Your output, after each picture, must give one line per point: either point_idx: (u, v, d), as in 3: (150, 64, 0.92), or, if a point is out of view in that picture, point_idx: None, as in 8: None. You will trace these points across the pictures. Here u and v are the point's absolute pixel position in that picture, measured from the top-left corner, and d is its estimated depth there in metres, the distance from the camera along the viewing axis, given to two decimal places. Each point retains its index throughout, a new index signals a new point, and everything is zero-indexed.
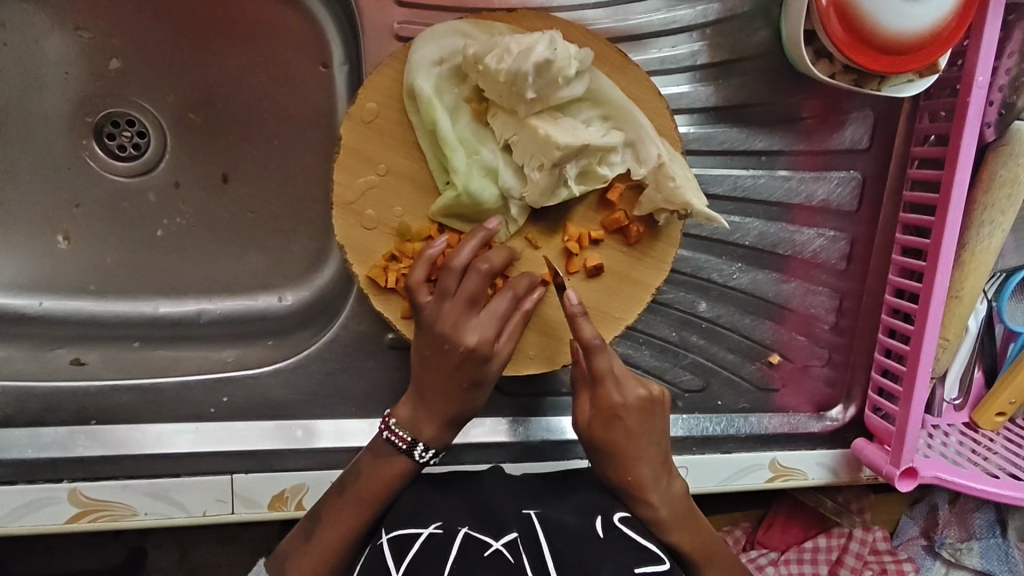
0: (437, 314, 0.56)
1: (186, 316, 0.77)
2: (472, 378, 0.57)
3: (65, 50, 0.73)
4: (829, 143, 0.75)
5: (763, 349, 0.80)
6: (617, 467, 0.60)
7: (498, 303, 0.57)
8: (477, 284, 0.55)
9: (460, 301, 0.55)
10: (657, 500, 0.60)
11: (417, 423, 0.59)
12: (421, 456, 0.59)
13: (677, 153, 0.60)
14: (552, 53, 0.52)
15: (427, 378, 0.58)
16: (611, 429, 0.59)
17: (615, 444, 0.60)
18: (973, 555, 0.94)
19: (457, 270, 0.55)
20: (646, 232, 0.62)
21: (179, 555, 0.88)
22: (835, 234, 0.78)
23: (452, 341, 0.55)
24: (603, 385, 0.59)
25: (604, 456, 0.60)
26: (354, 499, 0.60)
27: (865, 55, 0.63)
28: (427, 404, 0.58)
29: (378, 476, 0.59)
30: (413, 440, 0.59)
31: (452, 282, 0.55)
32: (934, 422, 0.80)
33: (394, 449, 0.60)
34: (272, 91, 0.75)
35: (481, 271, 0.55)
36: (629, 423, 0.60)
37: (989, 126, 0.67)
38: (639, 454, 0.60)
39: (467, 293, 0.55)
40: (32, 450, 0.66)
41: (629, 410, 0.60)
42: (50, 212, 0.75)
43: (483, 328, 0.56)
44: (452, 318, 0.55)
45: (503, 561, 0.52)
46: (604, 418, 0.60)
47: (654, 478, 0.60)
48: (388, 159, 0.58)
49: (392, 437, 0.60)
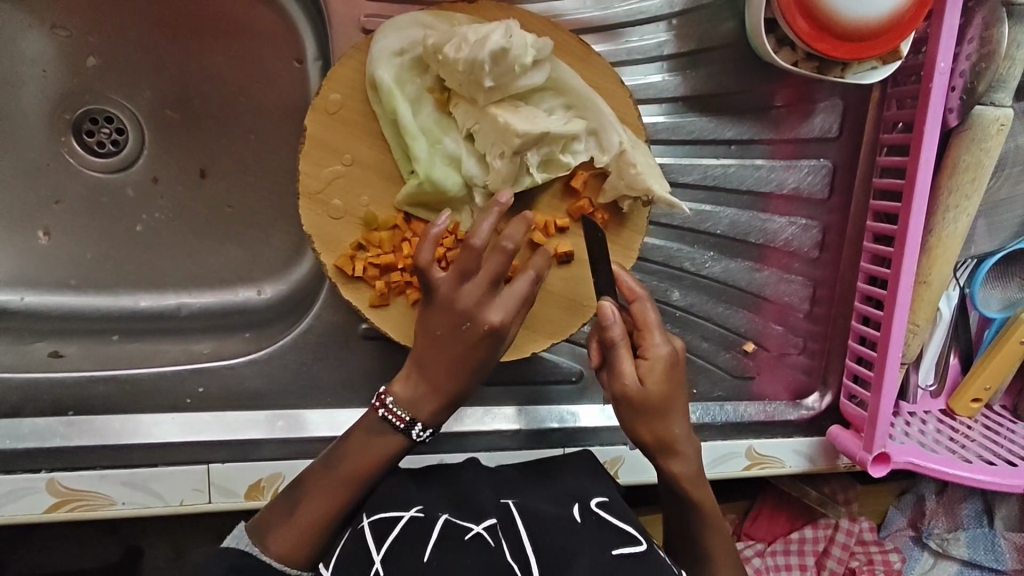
0: (456, 293, 0.55)
1: (165, 310, 0.78)
2: (486, 357, 0.57)
3: (42, 49, 0.74)
4: (800, 131, 0.76)
5: (738, 337, 0.80)
6: (661, 422, 0.55)
7: (521, 284, 0.56)
8: (500, 264, 0.55)
9: (483, 280, 0.54)
10: (691, 453, 0.58)
11: (417, 403, 0.58)
12: (418, 436, 0.59)
13: (639, 141, 0.61)
14: (508, 42, 0.53)
15: (434, 356, 0.57)
16: (664, 387, 0.54)
17: (667, 397, 0.54)
18: (960, 545, 0.94)
19: (477, 247, 0.54)
20: (611, 219, 0.63)
21: (164, 545, 0.89)
22: (807, 223, 0.78)
23: (474, 320, 0.55)
24: (647, 337, 0.55)
25: (650, 412, 0.54)
26: (342, 477, 0.59)
27: (825, 42, 0.63)
28: (432, 383, 0.57)
29: (367, 453, 0.59)
30: (411, 421, 0.58)
31: (472, 261, 0.54)
32: (910, 409, 0.81)
33: (391, 426, 0.59)
34: (247, 87, 0.76)
35: (509, 250, 0.54)
36: (675, 372, 0.55)
37: (952, 112, 0.68)
38: (680, 407, 0.56)
39: (492, 271, 0.54)
40: (9, 440, 0.66)
41: (675, 359, 0.55)
42: (31, 209, 0.76)
43: (505, 308, 0.55)
44: (474, 296, 0.55)
45: (483, 544, 0.53)
46: (654, 371, 0.54)
47: (688, 437, 0.57)
48: (352, 149, 0.59)
49: (388, 416, 0.58)
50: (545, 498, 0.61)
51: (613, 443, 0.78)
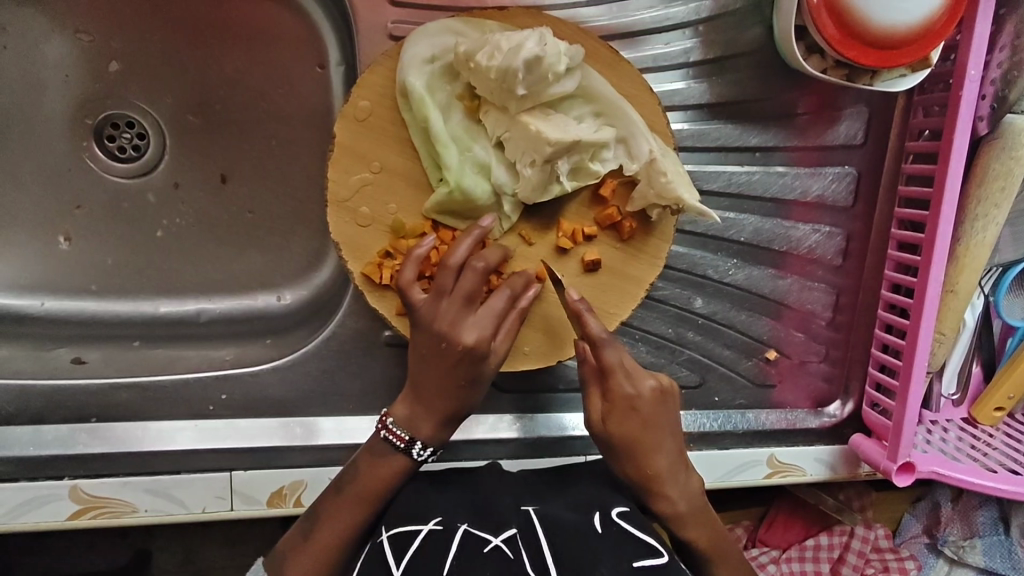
0: (433, 313, 0.55)
1: (186, 315, 0.78)
2: (469, 377, 0.57)
3: (65, 53, 0.74)
4: (825, 138, 0.75)
5: (760, 344, 0.80)
6: (633, 462, 0.58)
7: (496, 301, 0.57)
8: (474, 282, 0.56)
9: (458, 299, 0.55)
10: (676, 494, 0.59)
11: (415, 422, 0.59)
12: (419, 455, 0.59)
13: (669, 149, 0.60)
14: (542, 50, 0.52)
15: (425, 376, 0.57)
16: (627, 426, 0.57)
17: (632, 437, 0.57)
18: (976, 552, 0.93)
19: (453, 268, 0.56)
20: (639, 228, 0.62)
21: (182, 552, 0.89)
22: (831, 230, 0.78)
23: (448, 339, 0.55)
24: (613, 379, 0.57)
25: (619, 450, 0.58)
26: (354, 498, 0.59)
27: (856, 49, 0.63)
28: (425, 403, 0.58)
29: (376, 473, 0.59)
30: (411, 439, 0.59)
31: (448, 280, 0.55)
32: (932, 417, 0.80)
33: (392, 447, 0.60)
34: (269, 92, 0.76)
35: (477, 268, 0.56)
36: (642, 414, 0.57)
37: (982, 120, 0.67)
38: (653, 447, 0.58)
39: (463, 291, 0.55)
40: (33, 447, 0.66)
41: (642, 401, 0.58)
42: (52, 213, 0.76)
43: (480, 326, 0.56)
44: (450, 316, 0.55)
45: (503, 556, 0.53)
46: (618, 411, 0.57)
47: (671, 477, 0.59)
48: (382, 157, 0.58)
49: (389, 436, 0.59)
50: (566, 506, 0.60)
51: None
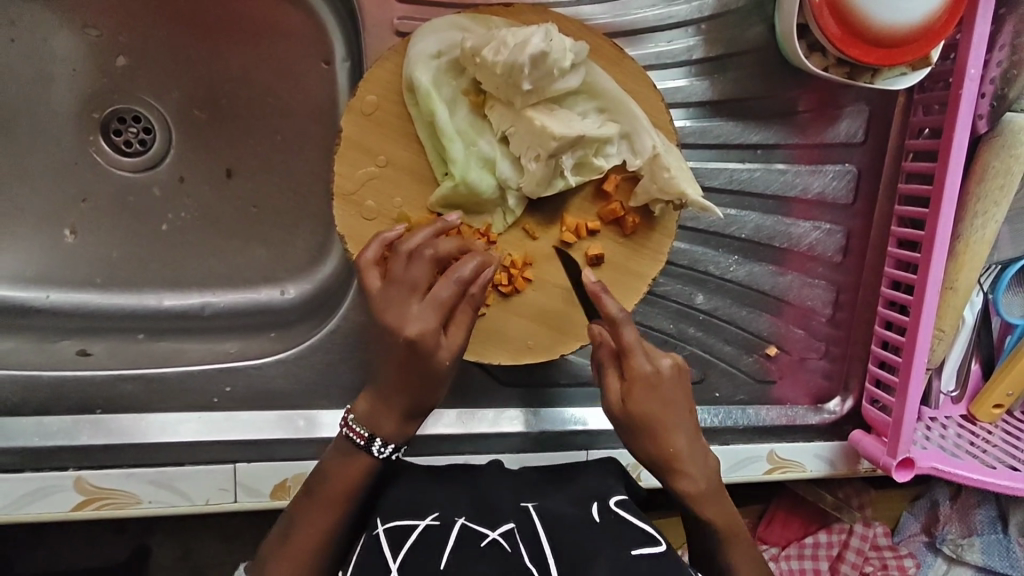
0: (382, 303, 0.55)
1: (190, 309, 0.78)
2: (419, 370, 0.55)
3: (72, 47, 0.74)
4: (825, 136, 0.76)
5: (760, 341, 0.81)
6: (654, 443, 0.56)
7: (442, 291, 0.55)
8: (421, 271, 0.55)
9: (402, 288, 0.54)
10: (695, 471, 0.57)
11: (375, 418, 0.59)
12: (380, 452, 0.59)
13: (672, 145, 0.61)
14: (547, 45, 0.53)
15: (380, 367, 0.57)
16: (647, 404, 0.56)
17: (654, 416, 0.56)
18: (974, 551, 0.93)
19: (402, 256, 0.55)
20: (642, 223, 0.63)
21: (185, 546, 0.89)
22: (831, 227, 0.79)
23: (391, 329, 0.54)
24: (630, 359, 0.56)
25: (643, 430, 0.56)
26: (325, 501, 0.60)
27: (858, 47, 0.63)
28: (384, 398, 0.58)
29: (345, 470, 0.60)
30: (371, 436, 0.59)
31: (398, 268, 0.55)
32: (932, 414, 0.81)
33: (357, 445, 0.59)
34: (275, 87, 0.77)
35: (423, 257, 0.55)
36: (661, 392, 0.56)
37: (982, 118, 0.68)
38: (671, 426, 0.56)
39: (409, 280, 0.54)
40: (38, 438, 0.66)
41: (661, 379, 0.56)
42: (58, 206, 0.76)
43: (424, 317, 0.54)
44: (395, 306, 0.54)
45: (501, 550, 0.53)
46: (634, 390, 0.56)
47: (694, 456, 0.57)
48: (388, 151, 0.59)
49: (351, 434, 0.59)
50: (567, 500, 0.61)
51: None
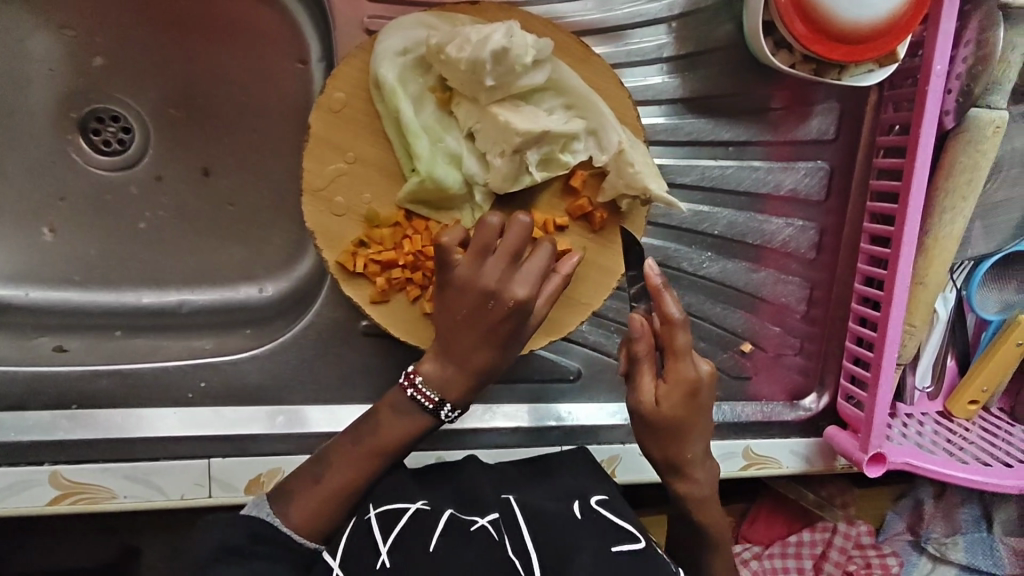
0: (477, 271, 0.54)
1: (167, 307, 0.79)
2: (511, 333, 0.56)
3: (50, 48, 0.75)
4: (797, 134, 0.77)
5: (735, 337, 0.81)
6: (671, 444, 0.58)
7: (541, 257, 0.56)
8: (519, 239, 0.55)
9: (504, 256, 0.54)
10: (701, 476, 0.61)
11: (445, 383, 0.57)
12: (447, 417, 0.58)
13: (638, 141, 0.62)
14: (509, 42, 0.54)
15: (463, 332, 0.56)
16: (680, 411, 0.57)
17: (682, 423, 0.57)
18: (957, 549, 0.94)
19: (494, 226, 0.54)
20: (610, 218, 0.63)
21: (164, 544, 0.89)
22: (804, 224, 0.79)
23: (498, 296, 0.54)
24: (676, 363, 0.56)
25: (664, 432, 0.58)
26: (367, 450, 0.58)
27: (823, 44, 0.64)
28: (459, 361, 0.57)
29: (399, 427, 0.58)
30: (440, 401, 0.58)
31: (492, 238, 0.54)
32: (907, 410, 0.81)
33: (419, 406, 0.58)
34: (251, 86, 0.77)
35: (523, 224, 0.55)
36: (700, 401, 0.57)
37: (948, 114, 0.68)
38: (692, 434, 0.59)
39: (510, 247, 0.54)
40: (13, 433, 0.67)
41: (702, 385, 0.57)
42: (36, 205, 0.77)
43: (529, 281, 0.55)
44: (497, 273, 0.54)
45: (488, 536, 0.54)
46: (678, 395, 0.56)
47: (703, 459, 0.60)
48: (355, 148, 0.60)
49: (416, 395, 0.58)
50: (548, 497, 0.61)
51: (610, 442, 0.79)
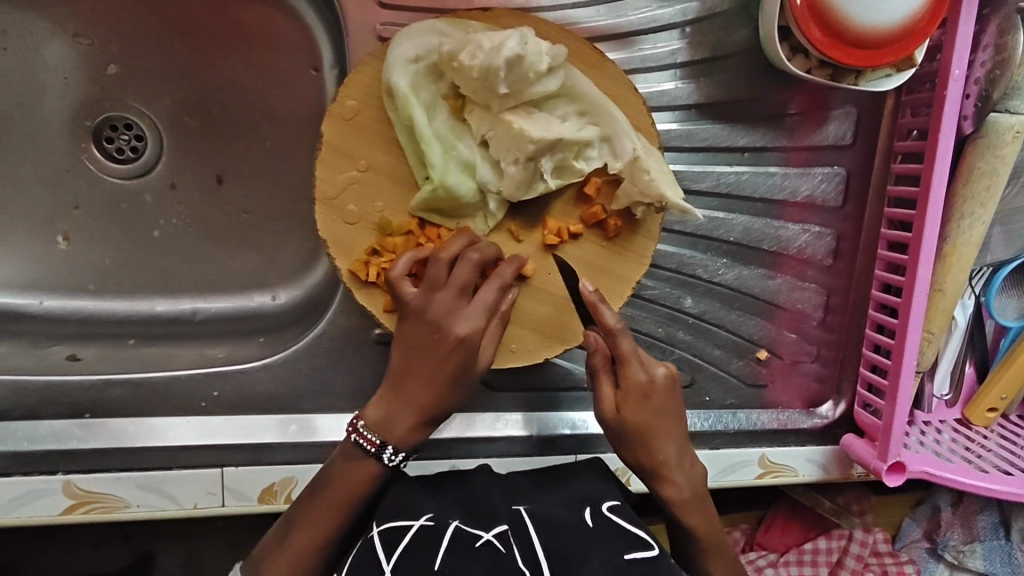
0: (426, 304, 0.57)
1: (181, 315, 0.79)
2: (457, 370, 0.57)
3: (64, 56, 0.75)
4: (814, 138, 0.76)
5: (750, 344, 0.80)
6: (644, 447, 0.59)
7: (487, 293, 0.58)
8: (468, 273, 0.57)
9: (452, 291, 0.57)
10: (681, 479, 0.60)
11: (388, 423, 0.58)
12: (391, 460, 0.59)
13: (653, 147, 0.61)
14: (523, 49, 0.53)
15: (412, 369, 0.58)
16: (640, 412, 0.58)
17: (646, 425, 0.58)
18: (976, 557, 0.92)
19: (446, 261, 0.57)
20: (624, 226, 0.63)
21: (173, 547, 0.89)
22: (821, 230, 0.78)
23: (443, 330, 0.57)
24: (626, 369, 0.58)
25: (631, 438, 0.59)
26: (327, 502, 0.59)
27: (839, 49, 0.63)
28: (404, 399, 0.58)
29: (351, 474, 0.59)
30: (382, 443, 0.58)
31: (441, 272, 0.57)
32: (925, 418, 0.80)
33: (364, 451, 0.59)
34: (264, 95, 0.77)
35: (472, 260, 0.57)
36: (656, 402, 0.59)
37: (967, 119, 0.68)
38: (664, 434, 0.59)
39: (458, 282, 0.57)
40: (27, 442, 0.67)
41: (655, 389, 0.59)
42: (51, 213, 0.77)
43: (473, 317, 0.57)
44: (444, 307, 0.57)
45: (494, 551, 0.53)
46: (633, 398, 0.58)
47: (679, 459, 0.60)
48: (368, 156, 0.59)
49: (360, 439, 0.59)
50: (559, 504, 0.60)
51: None
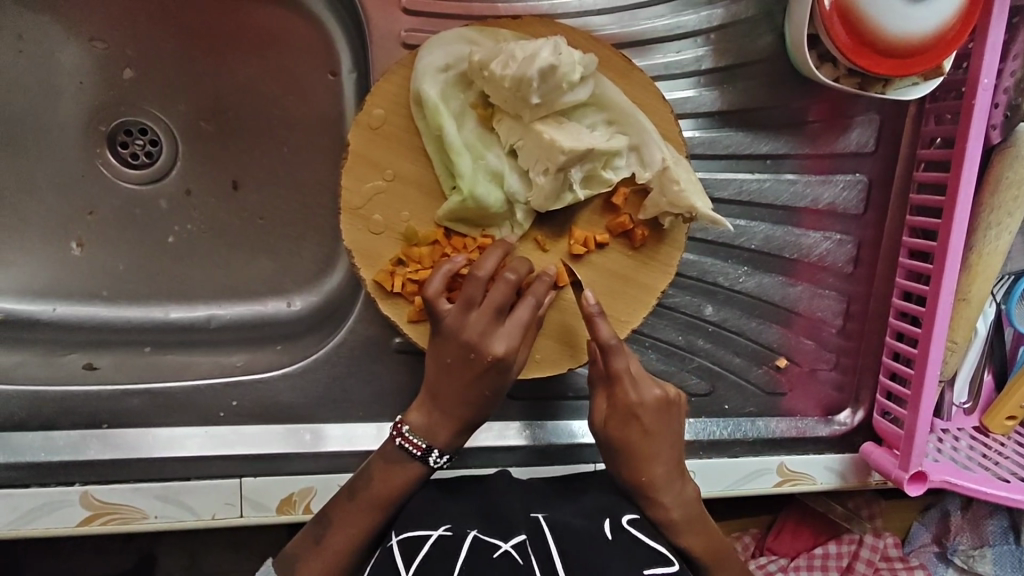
0: (461, 324, 0.55)
1: (196, 322, 0.78)
2: (493, 385, 0.57)
3: (79, 61, 0.74)
4: (836, 146, 0.75)
5: (770, 353, 0.80)
6: (630, 465, 0.59)
7: (522, 311, 0.56)
8: (505, 293, 0.56)
9: (488, 312, 0.55)
10: (670, 499, 0.59)
11: (432, 429, 0.59)
12: (435, 462, 0.59)
13: (681, 157, 0.60)
14: (556, 59, 0.53)
15: (448, 384, 0.57)
16: (624, 428, 0.58)
17: (631, 444, 0.59)
18: (986, 562, 0.92)
19: (482, 280, 0.55)
20: (651, 235, 0.62)
21: (176, 550, 0.87)
22: (842, 238, 0.78)
23: (477, 350, 0.55)
24: (619, 385, 0.58)
25: (618, 455, 0.59)
26: (366, 503, 0.59)
27: (867, 58, 0.63)
28: (444, 410, 0.58)
29: (390, 478, 0.59)
30: (428, 447, 0.59)
31: (477, 291, 0.55)
32: (944, 426, 0.80)
33: (408, 455, 0.59)
34: (281, 99, 0.76)
35: (508, 280, 0.56)
36: (643, 422, 0.58)
37: (995, 128, 0.68)
38: (654, 455, 0.59)
39: (494, 302, 0.55)
40: (45, 453, 0.66)
41: (645, 410, 0.59)
42: (64, 220, 0.76)
43: (510, 336, 0.56)
44: (480, 328, 0.55)
45: (512, 562, 0.52)
46: (621, 417, 0.59)
47: (666, 483, 0.59)
48: (394, 165, 0.59)
49: (405, 443, 0.59)
50: (578, 514, 0.58)
51: None
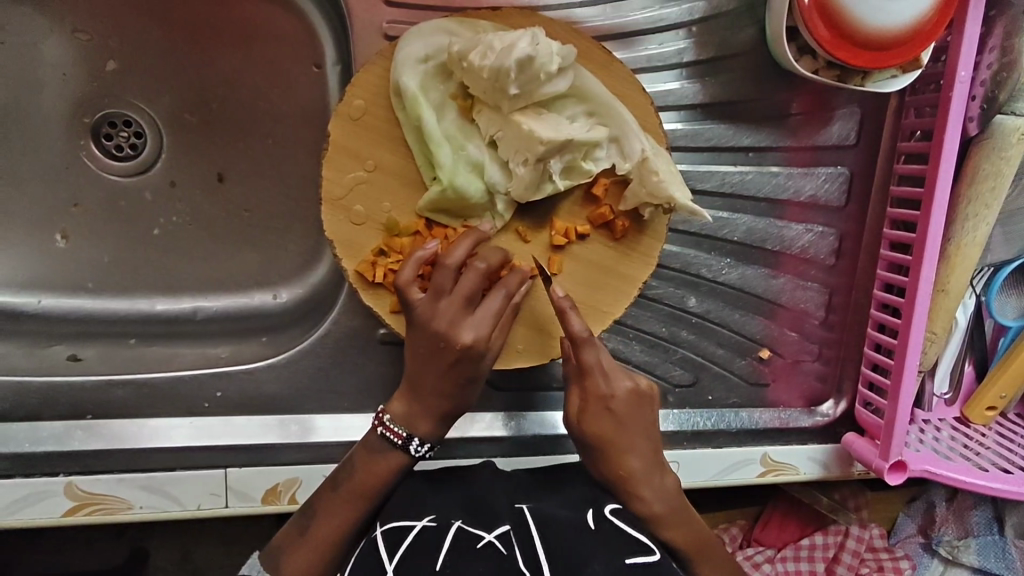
0: (433, 312, 0.56)
1: (182, 314, 0.78)
2: (468, 374, 0.57)
3: (62, 53, 0.74)
4: (818, 138, 0.76)
5: (753, 344, 0.80)
6: (605, 460, 0.59)
7: (492, 302, 0.57)
8: (475, 282, 0.56)
9: (458, 300, 0.56)
10: (650, 494, 0.59)
11: (412, 419, 0.59)
12: (417, 451, 0.60)
13: (661, 149, 0.61)
14: (534, 50, 0.53)
15: (424, 374, 0.57)
16: (600, 426, 0.58)
17: (606, 437, 0.58)
18: (970, 552, 0.91)
19: (452, 268, 0.56)
20: (632, 226, 0.62)
21: (167, 544, 0.88)
22: (824, 230, 0.78)
23: (447, 339, 0.56)
24: (591, 378, 0.58)
25: (594, 450, 0.59)
26: (352, 493, 0.59)
27: (845, 50, 0.63)
28: (423, 401, 0.58)
29: (375, 469, 0.59)
30: (409, 435, 0.59)
31: (447, 280, 0.56)
32: (925, 416, 0.80)
33: (391, 444, 0.60)
34: (265, 92, 0.76)
35: (477, 269, 0.56)
36: (618, 411, 0.58)
37: (972, 120, 0.69)
38: (630, 446, 0.59)
39: (463, 292, 0.56)
40: (28, 444, 0.66)
41: (618, 401, 0.59)
42: (50, 212, 0.76)
43: (479, 326, 0.56)
44: (450, 316, 0.56)
45: (496, 552, 0.52)
46: (594, 409, 0.59)
47: (645, 477, 0.59)
48: (376, 156, 0.59)
49: (387, 433, 0.59)
50: (561, 504, 0.59)
51: None
